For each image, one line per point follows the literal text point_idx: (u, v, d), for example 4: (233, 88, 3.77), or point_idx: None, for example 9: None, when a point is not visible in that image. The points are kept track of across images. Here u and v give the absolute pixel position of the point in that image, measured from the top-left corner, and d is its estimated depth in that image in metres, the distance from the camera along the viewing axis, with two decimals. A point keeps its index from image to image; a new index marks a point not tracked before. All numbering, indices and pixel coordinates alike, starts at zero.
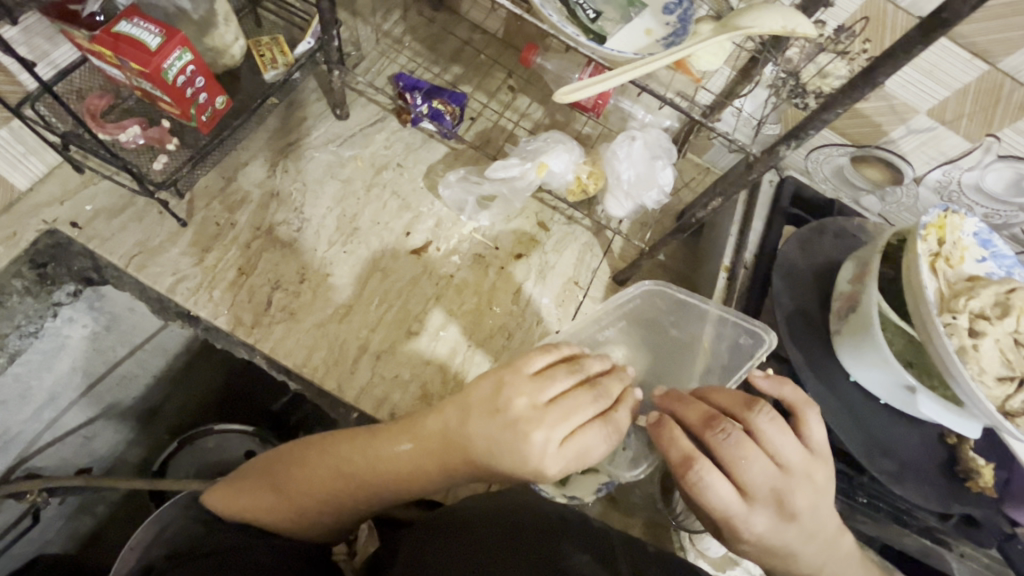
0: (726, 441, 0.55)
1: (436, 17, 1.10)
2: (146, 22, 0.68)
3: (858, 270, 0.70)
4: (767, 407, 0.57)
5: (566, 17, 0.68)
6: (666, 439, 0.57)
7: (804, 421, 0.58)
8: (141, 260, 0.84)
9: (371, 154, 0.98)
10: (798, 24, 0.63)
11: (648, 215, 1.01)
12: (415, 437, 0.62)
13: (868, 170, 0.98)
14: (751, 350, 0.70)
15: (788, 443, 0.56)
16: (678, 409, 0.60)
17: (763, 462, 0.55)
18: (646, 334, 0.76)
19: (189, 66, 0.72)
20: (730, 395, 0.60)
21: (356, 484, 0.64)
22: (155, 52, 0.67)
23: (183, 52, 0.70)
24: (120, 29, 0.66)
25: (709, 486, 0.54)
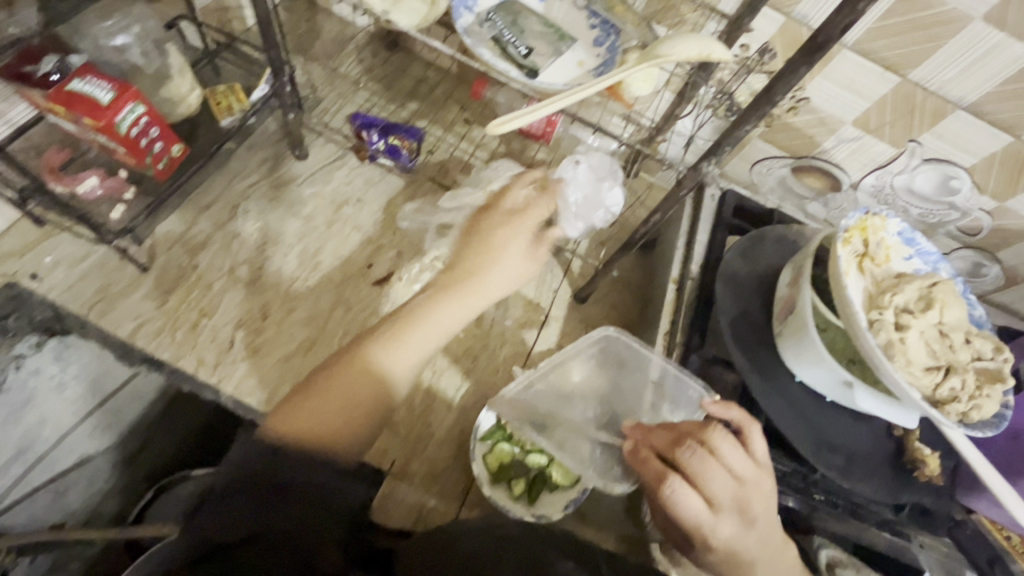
0: (689, 454, 0.56)
1: (391, 57, 1.14)
2: (98, 78, 0.71)
3: (794, 274, 0.74)
4: (719, 425, 0.59)
5: (499, 54, 0.73)
6: (640, 460, 0.60)
7: (750, 439, 0.59)
8: (103, 306, 0.85)
9: (332, 190, 1.01)
10: (712, 49, 0.68)
11: (604, 233, 1.05)
12: (397, 327, 0.75)
13: (809, 178, 1.02)
14: (690, 399, 0.75)
15: (742, 456, 0.56)
16: (649, 438, 0.62)
17: (723, 475, 0.55)
18: (600, 373, 0.82)
19: (143, 118, 0.75)
20: (689, 419, 0.62)
21: (357, 396, 0.67)
22: (107, 106, 0.70)
23: (136, 105, 0.73)
24: (72, 87, 0.69)
25: (679, 500, 0.54)
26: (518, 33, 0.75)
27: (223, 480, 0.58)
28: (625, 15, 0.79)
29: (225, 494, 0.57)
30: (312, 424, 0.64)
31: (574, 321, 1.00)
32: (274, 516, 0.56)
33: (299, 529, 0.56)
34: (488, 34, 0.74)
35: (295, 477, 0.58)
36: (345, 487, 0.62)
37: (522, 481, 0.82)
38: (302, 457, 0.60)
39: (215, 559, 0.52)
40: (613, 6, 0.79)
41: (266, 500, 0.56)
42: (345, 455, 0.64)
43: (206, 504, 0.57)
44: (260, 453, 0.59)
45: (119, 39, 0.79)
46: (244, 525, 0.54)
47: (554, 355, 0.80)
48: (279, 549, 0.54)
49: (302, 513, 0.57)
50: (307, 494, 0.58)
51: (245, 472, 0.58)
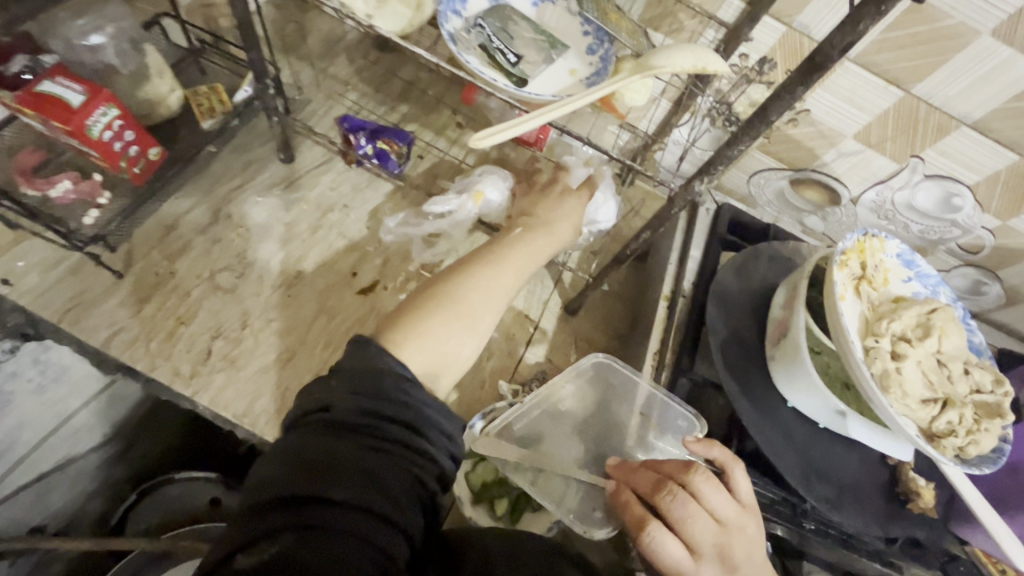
0: (672, 500, 0.55)
1: (382, 58, 1.11)
2: (70, 81, 0.69)
3: (788, 295, 0.72)
4: (702, 467, 0.57)
5: (486, 61, 0.71)
6: (621, 503, 0.58)
7: (732, 478, 0.59)
8: (76, 314, 0.82)
9: (318, 196, 0.98)
10: (707, 61, 0.65)
11: (597, 244, 1.03)
12: (504, 252, 0.69)
13: (807, 192, 1.01)
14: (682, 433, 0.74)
15: (724, 499, 0.55)
16: (630, 478, 0.60)
17: (705, 520, 0.54)
18: (590, 403, 0.79)
19: (117, 122, 0.72)
20: (671, 458, 0.60)
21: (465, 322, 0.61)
22: (78, 110, 0.68)
23: (109, 108, 0.70)
24: (42, 89, 0.67)
25: (660, 548, 0.52)
26: (507, 39, 0.72)
27: (346, 410, 0.48)
28: (619, 22, 0.74)
29: (334, 431, 0.47)
30: (420, 347, 0.57)
31: (564, 334, 0.97)
32: (374, 479, 0.45)
33: (389, 509, 0.45)
34: (475, 41, 0.71)
35: (406, 443, 0.49)
36: (443, 472, 0.51)
37: (505, 501, 0.79)
38: (419, 403, 0.51)
39: (299, 503, 0.43)
40: (607, 13, 0.74)
41: (370, 457, 0.46)
42: (448, 434, 0.52)
43: (312, 423, 0.48)
44: (378, 390, 0.50)
45: (93, 39, 0.77)
46: (342, 480, 0.44)
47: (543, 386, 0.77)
48: (365, 520, 0.43)
49: (403, 487, 0.47)
50: (414, 466, 0.48)
51: (361, 413, 0.48)
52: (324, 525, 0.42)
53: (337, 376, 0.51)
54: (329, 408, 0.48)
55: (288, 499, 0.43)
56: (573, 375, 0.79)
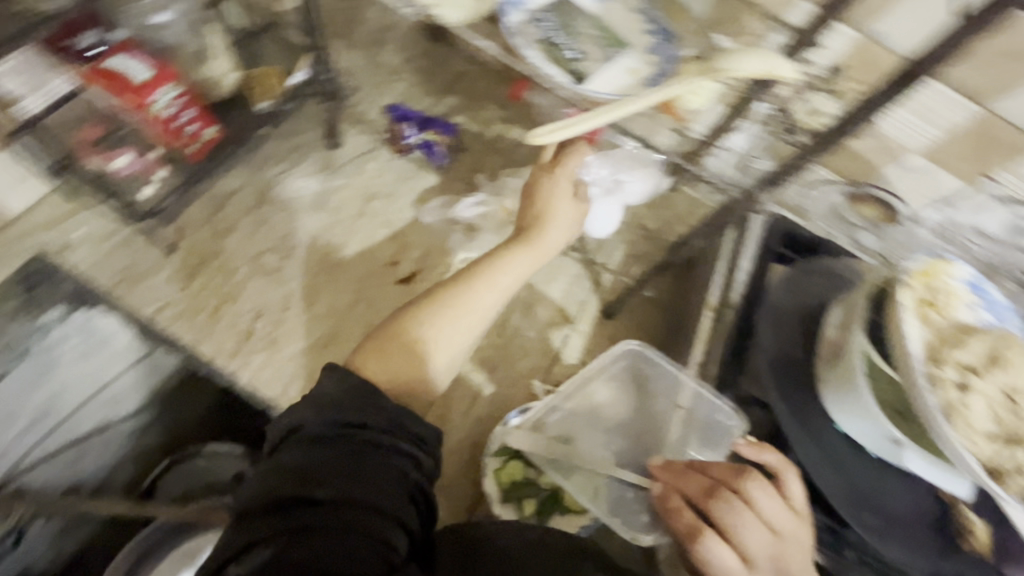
0: (725, 508, 0.54)
1: (432, 48, 1.10)
2: (140, 56, 0.74)
3: (845, 315, 0.69)
4: (754, 473, 0.56)
5: (548, 57, 0.70)
6: (670, 510, 0.57)
7: (786, 486, 0.57)
8: (126, 286, 0.85)
9: (362, 183, 0.98)
10: (779, 67, 0.63)
11: (641, 249, 1.02)
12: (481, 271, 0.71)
13: (863, 207, 0.94)
14: (720, 431, 0.74)
15: (777, 508, 0.54)
16: (679, 482, 0.59)
17: (759, 530, 0.52)
18: (628, 398, 0.80)
19: (179, 100, 0.77)
20: (720, 463, 0.59)
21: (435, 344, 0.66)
22: (142, 86, 0.73)
23: (171, 87, 0.75)
24: (111, 63, 0.73)
25: (713, 559, 0.51)
26: (569, 34, 0.71)
27: (318, 425, 0.49)
28: (686, 23, 0.75)
29: (311, 444, 0.48)
30: (394, 370, 0.62)
31: (600, 337, 0.96)
32: (358, 476, 0.46)
33: (379, 500, 0.46)
34: (538, 34, 0.70)
35: (383, 442, 0.49)
36: (426, 464, 0.52)
37: (533, 501, 0.79)
38: (389, 411, 0.52)
39: (289, 507, 0.44)
40: (673, 12, 0.75)
41: (350, 458, 0.47)
42: (426, 429, 0.53)
43: (287, 447, 0.49)
44: (344, 402, 0.51)
45: (159, 17, 0.78)
46: (322, 479, 0.46)
47: (576, 375, 0.79)
48: (354, 514, 0.44)
49: (388, 480, 0.47)
50: (395, 461, 0.49)
51: (334, 424, 0.49)
52: (312, 524, 0.43)
53: (308, 400, 0.52)
54: (302, 426, 0.49)
55: (276, 507, 0.45)
56: (607, 366, 0.80)
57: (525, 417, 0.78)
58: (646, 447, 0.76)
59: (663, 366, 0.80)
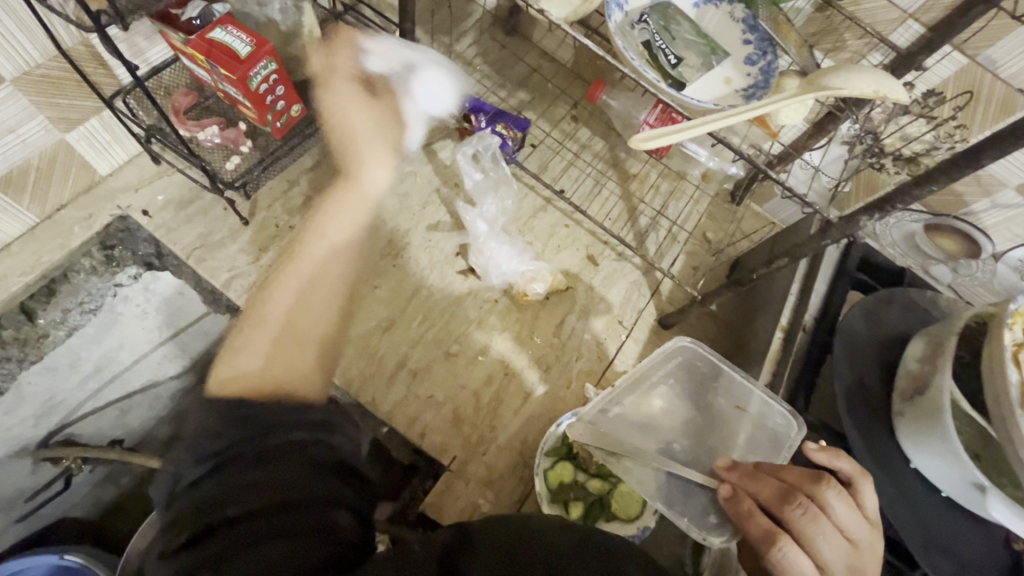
0: (801, 514, 0.53)
1: (507, 42, 1.10)
2: (239, 30, 0.71)
3: (929, 349, 0.67)
4: (833, 480, 0.55)
5: (647, 60, 0.69)
6: (743, 512, 0.57)
7: (861, 493, 0.57)
8: (201, 254, 0.87)
9: (432, 171, 0.99)
10: (891, 90, 0.60)
11: (702, 261, 1.01)
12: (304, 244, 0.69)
13: (942, 239, 0.91)
14: (781, 433, 0.72)
15: (856, 518, 0.54)
16: (749, 485, 0.59)
17: (836, 538, 0.53)
18: (686, 397, 0.77)
19: (273, 75, 0.75)
20: (794, 468, 0.58)
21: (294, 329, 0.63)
22: (245, 60, 0.70)
23: (270, 62, 0.73)
24: (215, 36, 0.69)
25: (790, 564, 0.51)
26: (670, 39, 0.70)
27: (199, 467, 0.48)
28: (789, 34, 0.70)
29: (201, 484, 0.47)
30: (259, 370, 0.58)
31: (656, 346, 0.95)
32: (267, 482, 0.46)
33: (291, 493, 0.45)
34: (639, 38, 0.70)
35: (280, 444, 0.49)
36: (333, 442, 0.52)
37: (580, 505, 0.79)
38: (276, 412, 0.52)
39: (201, 539, 0.43)
40: (778, 23, 0.71)
41: (250, 474, 0.46)
42: (325, 413, 0.55)
43: (178, 503, 0.47)
44: (218, 432, 0.50)
45: None
46: (228, 500, 0.45)
47: (633, 371, 0.78)
48: (277, 514, 0.44)
49: (299, 470, 0.47)
50: (300, 453, 0.49)
51: (219, 453, 0.48)
52: (233, 540, 0.42)
53: (183, 453, 0.51)
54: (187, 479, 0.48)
55: (185, 550, 0.42)
56: (664, 364, 0.79)
57: (583, 410, 0.75)
58: (708, 445, 0.72)
59: (722, 367, 0.79)
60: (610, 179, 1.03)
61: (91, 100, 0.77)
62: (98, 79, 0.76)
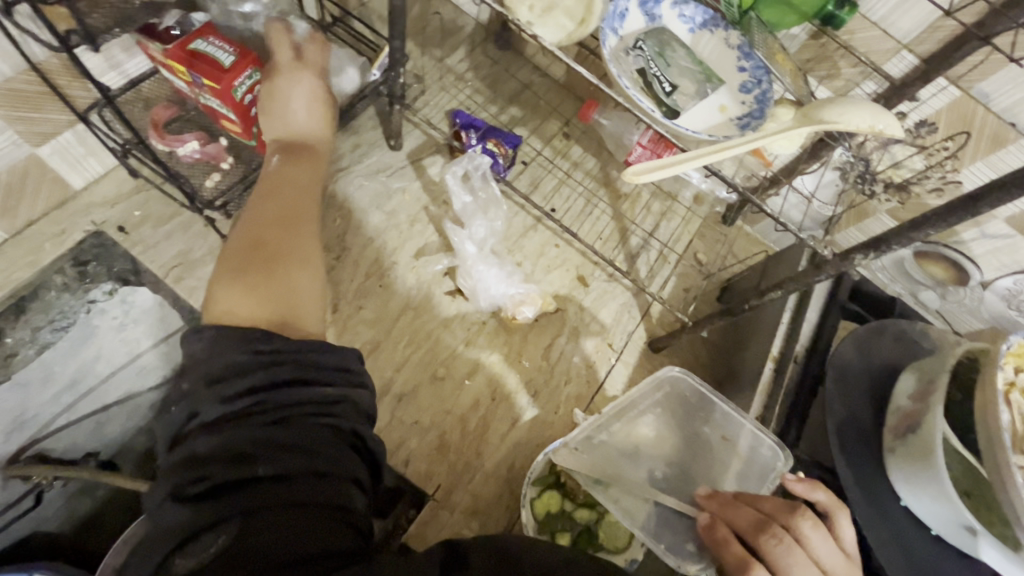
0: (775, 545, 0.52)
1: (500, 57, 1.09)
2: (220, 40, 0.69)
3: (919, 385, 0.66)
4: (809, 511, 0.54)
5: (641, 87, 0.68)
6: (719, 542, 0.56)
7: (838, 526, 0.56)
8: (180, 272, 0.88)
9: (420, 187, 0.97)
10: (888, 125, 0.60)
11: (694, 283, 1.00)
12: (292, 193, 0.63)
13: (931, 266, 0.92)
14: (764, 463, 0.72)
15: (831, 550, 0.53)
16: (727, 514, 0.58)
17: (811, 570, 0.51)
18: (671, 423, 0.77)
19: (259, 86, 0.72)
20: (771, 498, 0.57)
21: (294, 261, 0.58)
22: (228, 69, 0.68)
23: (254, 72, 0.70)
24: (196, 46, 0.68)
25: None
26: (664, 66, 0.69)
27: (217, 404, 0.43)
28: (784, 63, 0.67)
29: (218, 425, 0.42)
30: (261, 302, 0.53)
31: (646, 370, 0.94)
32: (293, 445, 0.42)
33: (318, 461, 0.42)
34: (633, 65, 0.68)
35: (304, 398, 0.45)
36: (358, 399, 0.48)
37: (567, 535, 0.77)
38: (308, 351, 0.48)
39: (217, 494, 0.40)
40: (772, 52, 0.68)
41: (271, 431, 0.42)
42: (350, 367, 0.50)
43: (189, 436, 0.43)
44: (232, 368, 0.45)
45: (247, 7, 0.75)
46: (252, 457, 0.41)
47: (622, 399, 0.76)
48: (302, 485, 0.41)
49: (326, 438, 0.44)
50: (327, 415, 0.45)
51: (237, 394, 0.43)
52: (256, 506, 0.39)
53: (197, 377, 0.45)
54: (197, 413, 0.43)
55: (200, 500, 0.39)
56: (653, 394, 0.78)
57: (569, 435, 0.74)
58: (697, 478, 0.72)
59: (705, 394, 0.78)
60: (602, 198, 1.02)
61: (65, 114, 0.74)
62: (73, 93, 0.73)
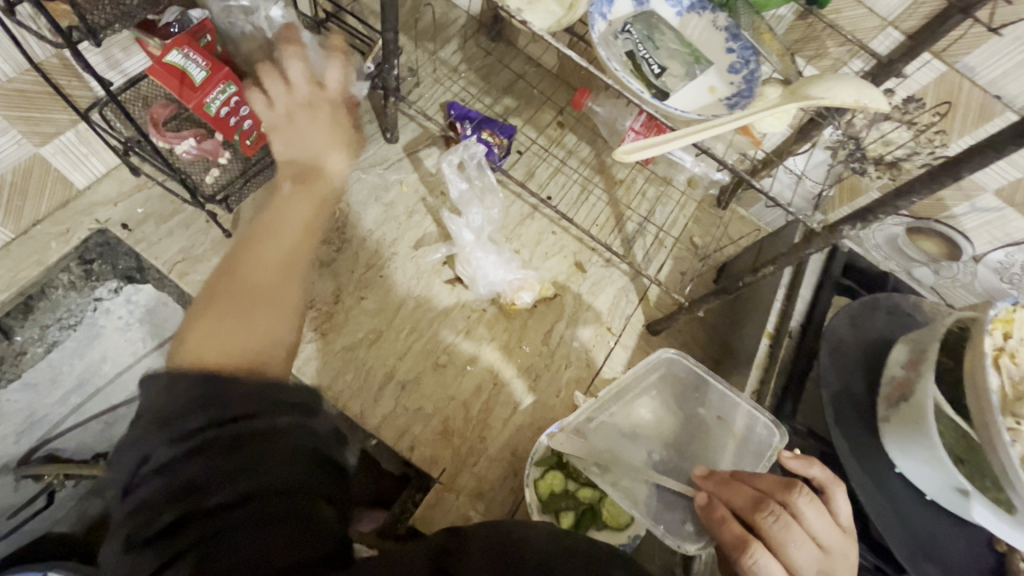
0: (772, 521, 0.53)
1: (493, 48, 1.10)
2: (194, 51, 0.69)
3: (911, 355, 0.68)
4: (805, 487, 0.55)
5: (631, 70, 0.69)
6: (717, 520, 0.57)
7: (833, 501, 0.57)
8: (184, 267, 0.87)
9: (418, 179, 0.98)
10: (872, 99, 0.60)
11: (689, 265, 1.01)
12: (298, 233, 0.57)
13: (924, 242, 0.92)
14: (762, 440, 0.73)
15: (827, 523, 0.54)
16: (723, 493, 0.60)
17: (807, 545, 0.52)
18: (669, 404, 0.78)
19: (234, 98, 0.74)
20: (767, 474, 0.58)
21: (274, 304, 0.51)
22: (199, 87, 0.70)
23: (227, 85, 0.72)
24: (170, 59, 0.67)
25: (761, 570, 0.51)
26: (653, 48, 0.70)
27: (166, 445, 0.39)
28: (771, 43, 0.71)
29: (168, 467, 0.38)
30: (221, 343, 0.46)
31: (644, 352, 0.95)
32: (253, 470, 0.38)
33: (279, 483, 0.38)
34: (622, 48, 0.69)
35: (259, 425, 0.40)
36: (319, 423, 0.43)
37: (570, 514, 0.78)
38: (256, 388, 0.43)
39: (175, 532, 0.36)
40: (760, 32, 0.71)
41: (228, 462, 0.38)
42: (303, 393, 0.44)
43: (139, 484, 0.39)
44: (178, 407, 0.40)
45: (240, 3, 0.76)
46: (209, 489, 0.38)
47: (618, 383, 0.78)
48: (262, 510, 0.37)
49: (287, 460, 0.39)
50: (286, 439, 0.40)
51: (184, 434, 0.39)
52: (220, 535, 0.36)
53: (145, 420, 0.41)
54: (147, 456, 0.39)
55: (160, 540, 0.36)
56: (646, 376, 0.80)
57: (566, 420, 0.76)
58: (696, 456, 0.74)
59: (703, 374, 0.79)
60: (597, 185, 1.03)
61: (66, 114, 0.76)
62: (74, 92, 0.74)
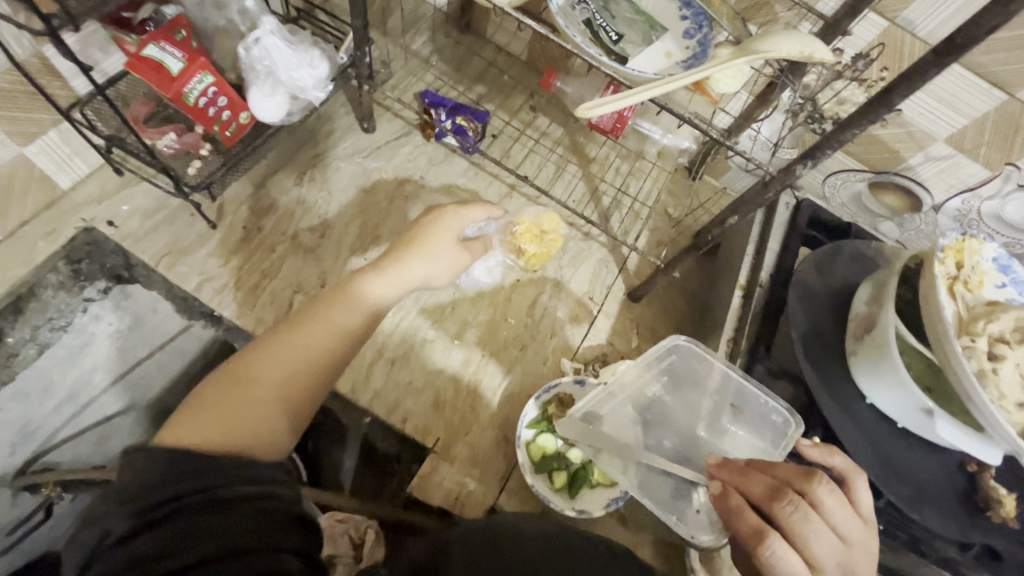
0: (791, 511, 0.50)
1: (462, 39, 1.13)
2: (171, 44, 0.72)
3: (874, 291, 0.71)
4: (825, 476, 0.52)
5: (589, 38, 0.72)
6: (733, 510, 0.53)
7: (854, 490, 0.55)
8: (170, 260, 0.88)
9: (395, 167, 1.01)
10: (816, 49, 0.64)
11: (664, 233, 1.05)
12: (298, 330, 0.61)
13: (885, 196, 0.96)
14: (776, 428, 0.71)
15: (848, 515, 0.51)
16: (740, 483, 0.56)
17: (828, 536, 0.50)
18: (681, 392, 0.76)
19: (211, 88, 0.76)
20: (785, 462, 0.56)
21: (276, 401, 0.56)
22: (176, 77, 0.72)
23: (204, 75, 0.74)
24: (147, 52, 0.70)
25: (780, 562, 0.48)
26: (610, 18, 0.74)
27: (126, 518, 0.43)
28: (722, 7, 0.73)
29: (129, 538, 0.42)
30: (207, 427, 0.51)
31: (625, 319, 0.98)
32: (216, 531, 0.42)
33: (244, 543, 0.42)
34: (580, 17, 0.73)
35: (229, 494, 0.45)
36: (286, 492, 0.48)
37: (563, 474, 0.80)
38: (228, 468, 0.47)
39: None
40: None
41: (195, 522, 0.43)
42: (276, 468, 0.50)
43: (98, 559, 0.42)
44: (149, 482, 0.45)
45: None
46: (174, 552, 0.41)
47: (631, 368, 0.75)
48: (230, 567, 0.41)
49: (248, 523, 0.44)
50: (253, 505, 0.45)
51: (153, 503, 0.43)
52: None
53: (108, 495, 0.45)
54: (109, 530, 0.42)
55: None
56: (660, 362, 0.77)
57: (578, 406, 0.73)
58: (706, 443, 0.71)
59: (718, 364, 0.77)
60: (571, 163, 1.07)
61: (49, 113, 0.78)
62: (55, 91, 0.76)
